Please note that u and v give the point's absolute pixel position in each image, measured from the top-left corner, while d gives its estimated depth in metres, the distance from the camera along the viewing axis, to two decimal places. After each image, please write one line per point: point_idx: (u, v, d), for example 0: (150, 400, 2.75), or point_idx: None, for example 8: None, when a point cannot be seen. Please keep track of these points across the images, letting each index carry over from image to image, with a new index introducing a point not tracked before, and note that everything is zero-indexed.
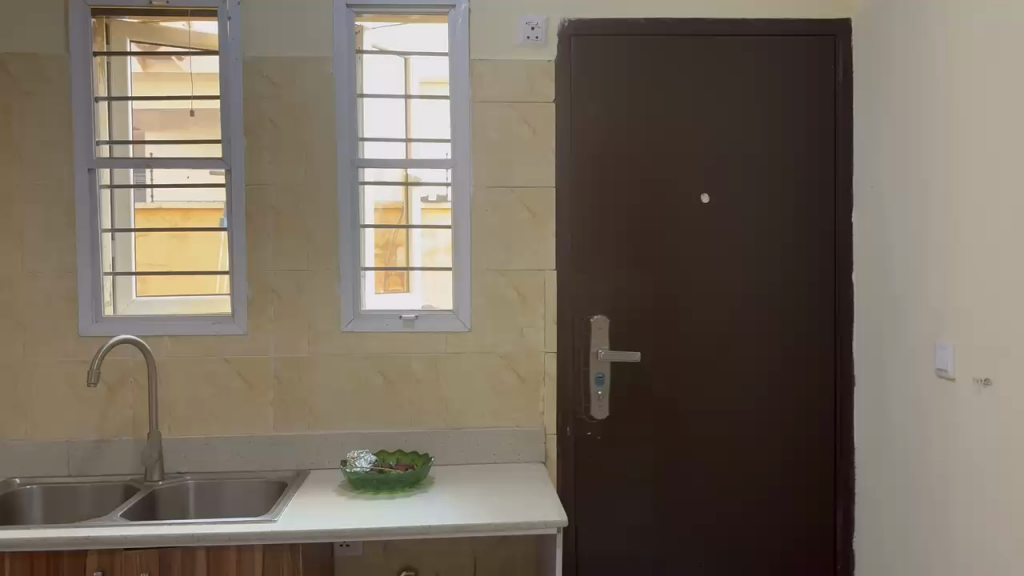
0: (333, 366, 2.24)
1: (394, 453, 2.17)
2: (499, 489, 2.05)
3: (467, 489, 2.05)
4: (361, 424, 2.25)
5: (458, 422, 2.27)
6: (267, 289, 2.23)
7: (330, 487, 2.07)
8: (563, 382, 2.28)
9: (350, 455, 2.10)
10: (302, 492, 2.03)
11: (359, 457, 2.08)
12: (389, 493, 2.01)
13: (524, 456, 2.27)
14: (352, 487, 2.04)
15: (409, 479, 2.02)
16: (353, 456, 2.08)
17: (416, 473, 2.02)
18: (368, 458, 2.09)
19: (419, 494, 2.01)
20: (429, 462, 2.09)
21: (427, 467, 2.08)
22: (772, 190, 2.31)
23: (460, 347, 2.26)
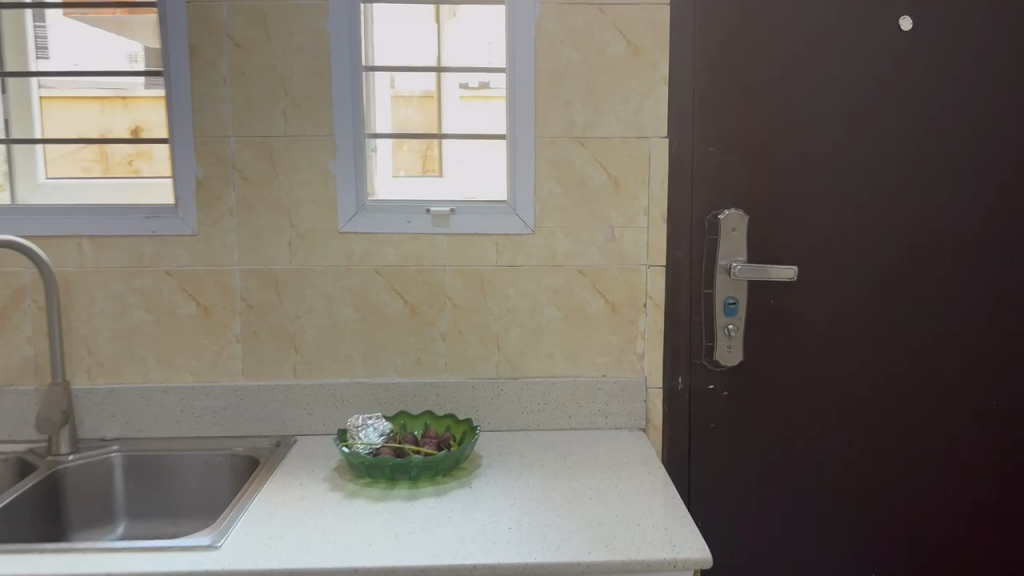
0: (326, 285, 1.49)
1: (418, 415, 1.43)
2: (582, 476, 1.30)
3: (532, 476, 1.29)
4: (371, 370, 1.51)
5: (515, 369, 1.51)
6: (225, 165, 1.47)
7: (320, 471, 1.33)
8: (675, 311, 1.51)
9: (351, 422, 1.36)
10: (277, 483, 1.30)
11: (367, 430, 1.34)
12: (409, 486, 1.27)
13: (614, 421, 1.51)
14: (354, 477, 1.30)
15: (440, 463, 1.27)
16: (356, 428, 1.34)
17: (454, 455, 1.28)
18: (380, 429, 1.35)
19: (455, 487, 1.26)
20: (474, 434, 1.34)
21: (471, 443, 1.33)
22: (1008, 13, 1.48)
23: (519, 257, 1.48)
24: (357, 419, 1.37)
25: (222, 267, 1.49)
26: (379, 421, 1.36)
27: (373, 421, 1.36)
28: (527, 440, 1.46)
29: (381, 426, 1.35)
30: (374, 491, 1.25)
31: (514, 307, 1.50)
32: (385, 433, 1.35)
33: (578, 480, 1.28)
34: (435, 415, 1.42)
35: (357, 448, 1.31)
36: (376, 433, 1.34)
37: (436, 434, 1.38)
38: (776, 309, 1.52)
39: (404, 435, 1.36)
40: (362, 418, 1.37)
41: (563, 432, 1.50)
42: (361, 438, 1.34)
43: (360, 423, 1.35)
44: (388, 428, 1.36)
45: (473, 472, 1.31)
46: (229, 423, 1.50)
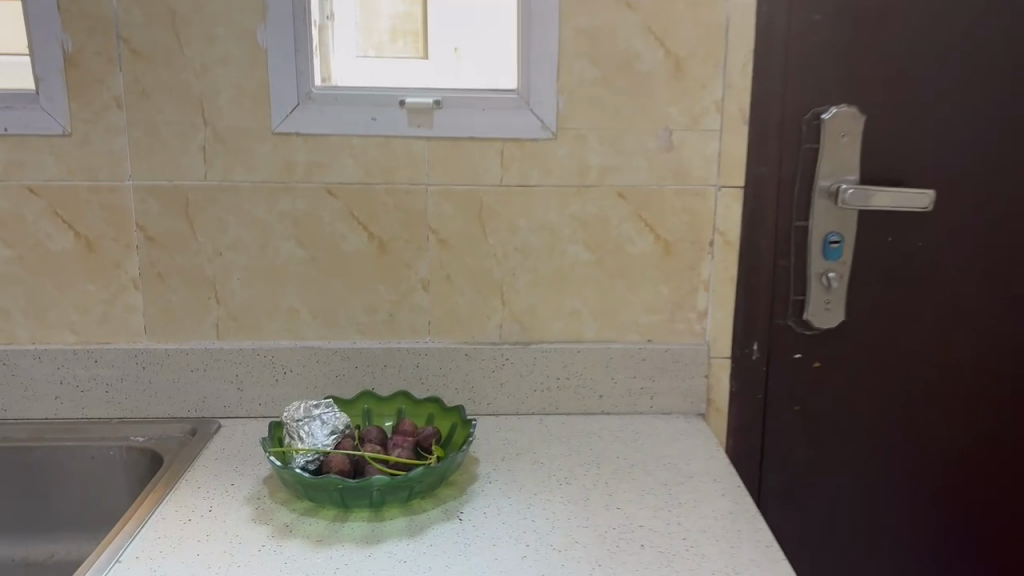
0: (259, 210, 1.04)
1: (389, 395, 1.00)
2: (626, 499, 0.88)
3: (554, 500, 0.87)
4: (325, 330, 1.08)
5: (525, 332, 1.08)
6: (105, 32, 0.99)
7: (244, 486, 0.90)
8: (753, 252, 1.07)
9: (286, 415, 0.93)
10: (178, 505, 0.87)
11: (310, 431, 0.91)
12: (369, 519, 0.84)
13: (662, 404, 1.08)
14: (290, 497, 0.88)
15: (418, 483, 0.84)
16: (296, 424, 0.92)
17: (437, 472, 0.86)
18: (330, 428, 0.92)
19: (440, 520, 0.84)
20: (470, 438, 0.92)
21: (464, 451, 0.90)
22: None
23: (532, 173, 1.03)
24: (296, 411, 0.94)
25: (109, 181, 1.03)
26: (329, 415, 0.93)
27: (320, 416, 0.93)
28: (542, 432, 1.04)
29: (331, 423, 0.93)
30: (317, 526, 0.83)
31: (526, 245, 1.05)
32: (337, 434, 0.92)
33: (620, 509, 0.86)
34: (412, 399, 1.00)
35: (294, 463, 0.89)
36: (323, 436, 0.91)
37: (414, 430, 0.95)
38: (893, 250, 1.09)
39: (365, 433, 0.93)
40: (305, 409, 0.94)
41: (591, 419, 1.07)
42: (301, 439, 0.91)
43: (301, 419, 0.93)
44: (342, 426, 0.93)
45: (466, 493, 0.89)
46: (127, 400, 1.08)
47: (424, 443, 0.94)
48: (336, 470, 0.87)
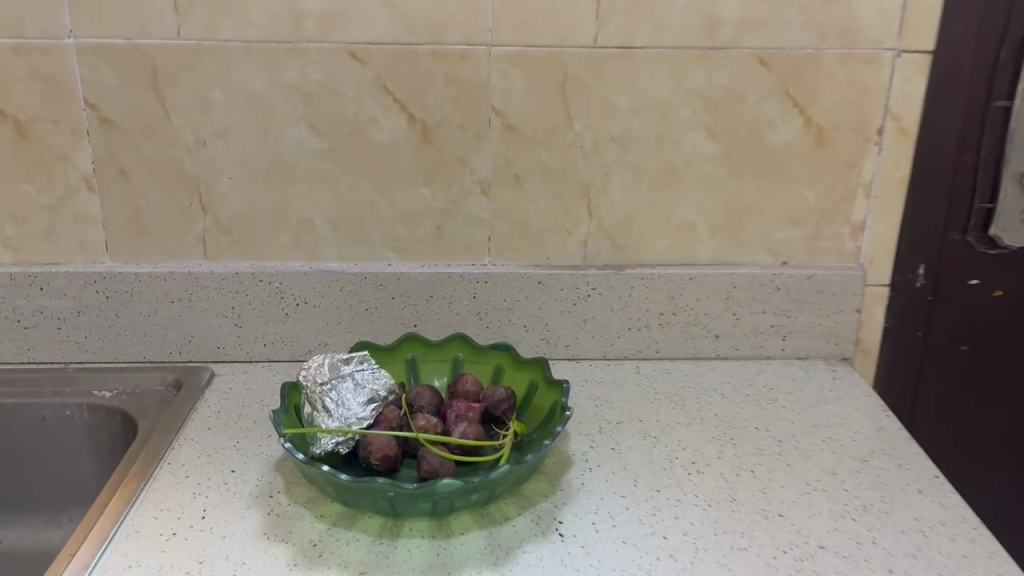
0: (256, 83, 0.74)
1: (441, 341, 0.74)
2: (790, 501, 0.62)
3: (689, 504, 0.62)
4: (349, 248, 0.80)
5: (619, 251, 0.80)
6: None
7: (251, 478, 0.65)
8: (931, 142, 0.78)
9: (304, 375, 0.67)
10: (156, 517, 0.60)
11: (340, 399, 0.65)
12: (433, 536, 0.59)
13: (796, 345, 0.82)
14: (315, 499, 0.62)
15: (500, 485, 0.59)
16: (317, 389, 0.66)
17: (526, 467, 0.60)
18: (367, 395, 0.66)
19: (534, 538, 0.58)
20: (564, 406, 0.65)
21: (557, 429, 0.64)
22: None
23: (641, 30, 0.73)
24: (318, 368, 0.67)
25: (40, 39, 0.73)
26: (365, 377, 0.67)
27: (353, 378, 0.67)
28: (643, 387, 0.77)
29: (369, 389, 0.67)
30: (360, 547, 0.58)
31: (626, 132, 0.76)
32: (377, 404, 0.66)
33: (784, 518, 0.60)
34: (472, 347, 0.74)
35: (319, 446, 0.63)
36: (358, 407, 0.65)
37: (480, 394, 0.69)
38: None
39: (413, 399, 0.68)
40: (331, 366, 0.67)
41: (704, 366, 0.82)
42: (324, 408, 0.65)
43: (325, 381, 0.66)
44: (384, 393, 0.67)
45: (563, 489, 0.63)
46: (88, 340, 0.81)
47: (494, 413, 0.68)
48: (380, 458, 0.62)
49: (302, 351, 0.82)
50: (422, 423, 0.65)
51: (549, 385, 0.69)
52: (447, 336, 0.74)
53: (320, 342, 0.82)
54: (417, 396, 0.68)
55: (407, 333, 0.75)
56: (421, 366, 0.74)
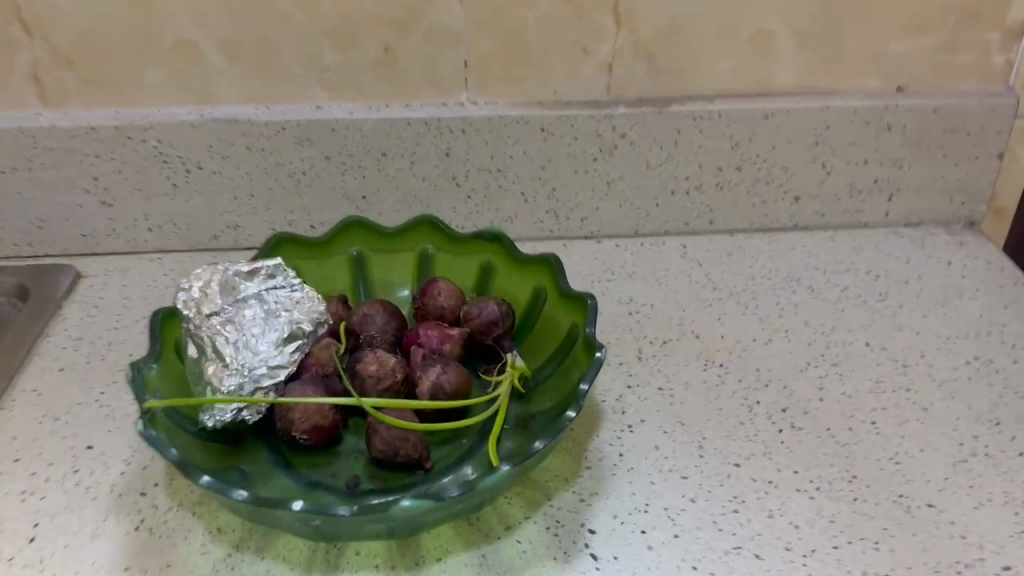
0: None
1: (399, 229, 0.50)
2: (942, 479, 0.40)
3: (788, 491, 0.40)
4: (256, 87, 0.53)
5: (657, 77, 0.54)
6: None
7: (116, 459, 0.42)
8: None
9: (179, 299, 0.42)
10: None
11: (241, 339, 0.42)
12: (392, 566, 0.37)
13: (904, 207, 0.58)
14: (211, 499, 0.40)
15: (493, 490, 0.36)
16: (202, 320, 0.42)
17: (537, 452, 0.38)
18: (282, 329, 0.43)
19: (550, 564, 0.37)
20: (589, 338, 0.42)
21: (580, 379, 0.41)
22: None
23: None
24: (204, 291, 0.43)
25: None
26: (277, 302, 0.44)
27: (259, 305, 0.44)
28: (696, 280, 0.54)
29: (285, 320, 0.43)
30: None
31: None
32: (301, 345, 0.43)
33: (940, 513, 0.39)
34: (446, 237, 0.50)
35: (212, 416, 0.40)
36: (270, 349, 0.42)
37: (458, 312, 0.47)
38: None
39: (360, 324, 0.45)
40: (225, 287, 0.44)
41: (775, 241, 0.58)
42: (216, 350, 0.42)
43: (216, 310, 0.43)
44: (309, 326, 0.44)
45: (592, 469, 0.41)
46: None
47: (480, 344, 0.46)
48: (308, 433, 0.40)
49: (205, 237, 0.58)
50: (371, 368, 0.42)
51: (561, 300, 0.46)
52: (408, 221, 0.50)
53: (229, 224, 0.57)
54: (366, 319, 0.45)
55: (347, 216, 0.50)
56: (373, 265, 0.51)
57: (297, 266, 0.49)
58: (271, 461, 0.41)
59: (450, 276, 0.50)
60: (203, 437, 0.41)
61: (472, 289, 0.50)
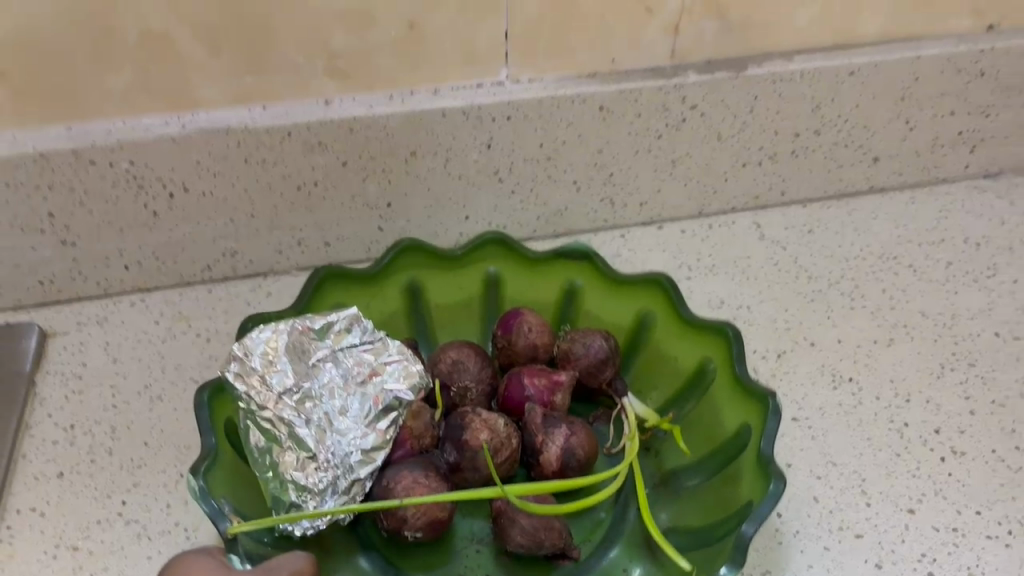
0: None
1: (463, 250, 0.41)
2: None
3: (981, 541, 0.35)
4: (245, 87, 0.41)
5: (728, 36, 0.45)
6: None
7: None
8: None
9: (232, 371, 0.34)
10: None
11: (323, 418, 0.34)
12: None
13: (987, 157, 0.53)
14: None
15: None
16: (273, 402, 0.34)
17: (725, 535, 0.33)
18: (373, 401, 0.35)
19: None
20: (745, 384, 0.36)
21: (740, 432, 0.36)
22: None
23: None
24: (267, 358, 0.34)
25: None
26: (358, 365, 0.36)
27: (336, 370, 0.36)
28: (785, 270, 0.48)
29: (372, 388, 0.35)
30: None
31: None
32: (396, 418, 0.35)
33: None
34: (523, 254, 0.41)
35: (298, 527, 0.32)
36: (360, 427, 0.35)
37: (555, 349, 0.39)
38: None
39: (450, 373, 0.38)
40: (294, 351, 0.35)
41: (853, 209, 0.52)
42: (292, 440, 0.33)
43: (290, 388, 0.34)
44: (406, 394, 0.36)
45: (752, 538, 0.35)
46: None
47: (591, 386, 0.39)
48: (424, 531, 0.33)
49: (195, 268, 0.47)
50: (485, 437, 0.35)
51: (684, 327, 0.39)
52: (473, 240, 0.41)
53: (226, 250, 0.47)
54: (457, 366, 0.37)
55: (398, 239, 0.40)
56: (430, 290, 0.42)
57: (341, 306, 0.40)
58: (373, 566, 0.35)
59: (527, 295, 0.42)
60: (284, 546, 0.33)
61: (556, 309, 0.42)
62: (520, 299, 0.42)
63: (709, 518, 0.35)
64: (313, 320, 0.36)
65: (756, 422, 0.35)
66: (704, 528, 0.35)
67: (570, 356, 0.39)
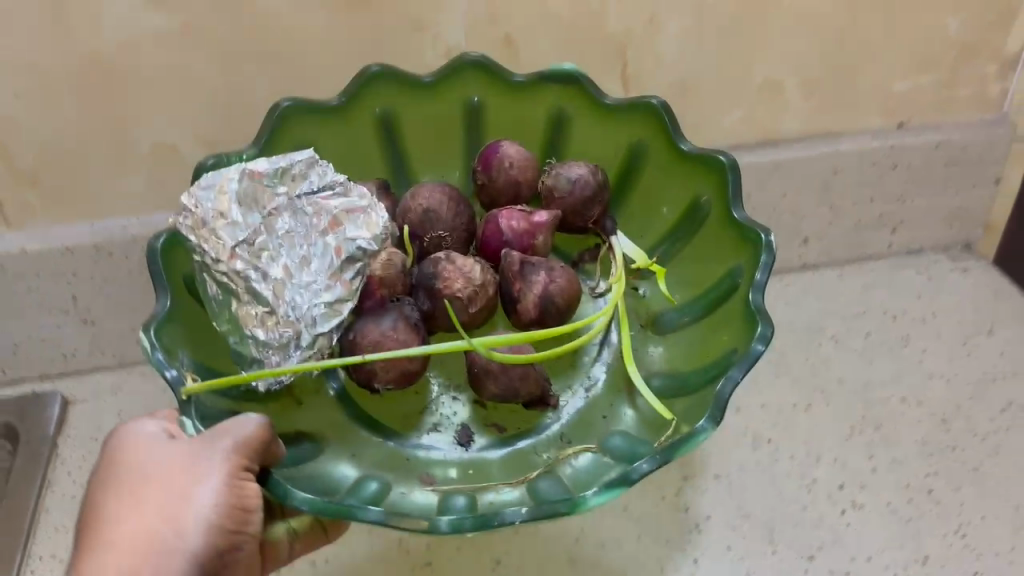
0: None
1: (438, 77, 0.44)
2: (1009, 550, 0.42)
3: None
4: None
5: None
6: None
7: None
8: None
9: (183, 224, 0.37)
10: None
11: (282, 272, 0.37)
12: None
13: (907, 237, 0.59)
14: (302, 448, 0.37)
15: (666, 442, 0.34)
16: (221, 240, 0.37)
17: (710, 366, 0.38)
18: (333, 253, 0.38)
19: None
20: (741, 221, 0.40)
21: (727, 271, 0.41)
22: None
23: None
24: (220, 207, 0.37)
25: None
26: (317, 214, 0.39)
27: (290, 221, 0.39)
28: None
29: (333, 240, 0.39)
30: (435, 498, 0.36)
31: None
32: (361, 268, 0.39)
33: None
34: (506, 83, 0.45)
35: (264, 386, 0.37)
36: (321, 278, 0.38)
37: (538, 186, 0.44)
38: None
39: (422, 221, 0.41)
40: (247, 200, 0.38)
41: (786, 283, 0.58)
42: (251, 282, 0.37)
43: (241, 239, 0.37)
44: (367, 244, 0.39)
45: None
46: None
47: (579, 223, 0.43)
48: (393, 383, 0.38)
49: None
50: (458, 286, 0.39)
51: (679, 163, 0.44)
52: (451, 66, 0.44)
53: None
54: (428, 216, 0.41)
55: (368, 70, 0.44)
56: (410, 121, 0.46)
57: (315, 137, 0.44)
58: (351, 418, 0.40)
59: (510, 121, 0.46)
60: (248, 398, 0.38)
61: (545, 138, 0.46)
62: (509, 121, 0.46)
63: (695, 355, 0.40)
64: (266, 167, 0.39)
65: (748, 257, 0.39)
66: (691, 364, 0.40)
67: (553, 197, 0.43)
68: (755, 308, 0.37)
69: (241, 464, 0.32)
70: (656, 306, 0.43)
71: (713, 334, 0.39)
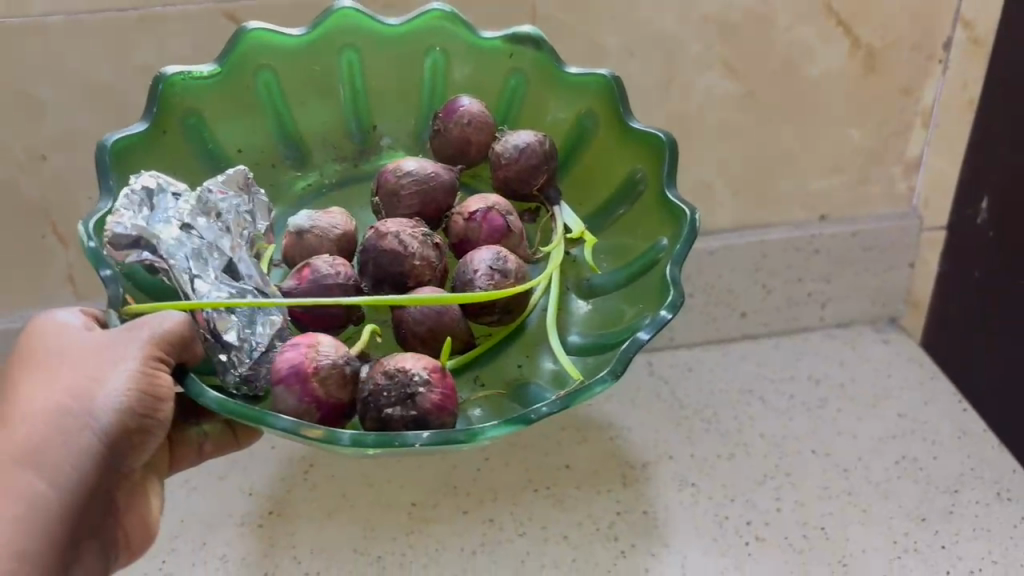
0: (99, 69, 0.52)
1: (406, 25, 0.46)
2: None
3: None
4: None
5: None
6: None
7: None
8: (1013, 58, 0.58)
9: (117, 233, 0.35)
10: None
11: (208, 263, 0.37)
12: None
13: (837, 312, 0.68)
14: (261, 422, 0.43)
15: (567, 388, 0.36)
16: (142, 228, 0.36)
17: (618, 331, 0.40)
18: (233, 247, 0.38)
19: None
20: (674, 210, 0.41)
21: (653, 245, 0.42)
22: None
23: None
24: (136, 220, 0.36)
25: None
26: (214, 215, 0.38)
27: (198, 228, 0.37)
28: (664, 399, 0.62)
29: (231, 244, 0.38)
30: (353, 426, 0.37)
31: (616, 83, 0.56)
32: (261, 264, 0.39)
33: None
34: (465, 34, 0.47)
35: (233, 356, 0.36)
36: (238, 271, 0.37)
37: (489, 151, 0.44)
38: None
39: (390, 197, 0.42)
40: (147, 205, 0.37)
41: (728, 350, 0.66)
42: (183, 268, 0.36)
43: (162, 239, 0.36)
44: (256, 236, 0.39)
45: None
46: None
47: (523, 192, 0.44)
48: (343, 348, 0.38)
49: None
50: (427, 277, 0.39)
51: (625, 140, 0.45)
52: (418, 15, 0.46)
53: None
54: (394, 195, 0.41)
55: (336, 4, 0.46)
56: (372, 62, 0.47)
57: (276, 67, 0.45)
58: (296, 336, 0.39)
59: (474, 84, 0.48)
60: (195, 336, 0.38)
61: (501, 95, 0.48)
62: (466, 82, 0.48)
63: (609, 318, 0.41)
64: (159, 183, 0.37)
65: (669, 234, 0.42)
66: (606, 325, 0.41)
67: (500, 163, 0.43)
68: (668, 281, 0.39)
69: (159, 354, 0.34)
70: (586, 269, 0.44)
71: (630, 301, 0.41)
